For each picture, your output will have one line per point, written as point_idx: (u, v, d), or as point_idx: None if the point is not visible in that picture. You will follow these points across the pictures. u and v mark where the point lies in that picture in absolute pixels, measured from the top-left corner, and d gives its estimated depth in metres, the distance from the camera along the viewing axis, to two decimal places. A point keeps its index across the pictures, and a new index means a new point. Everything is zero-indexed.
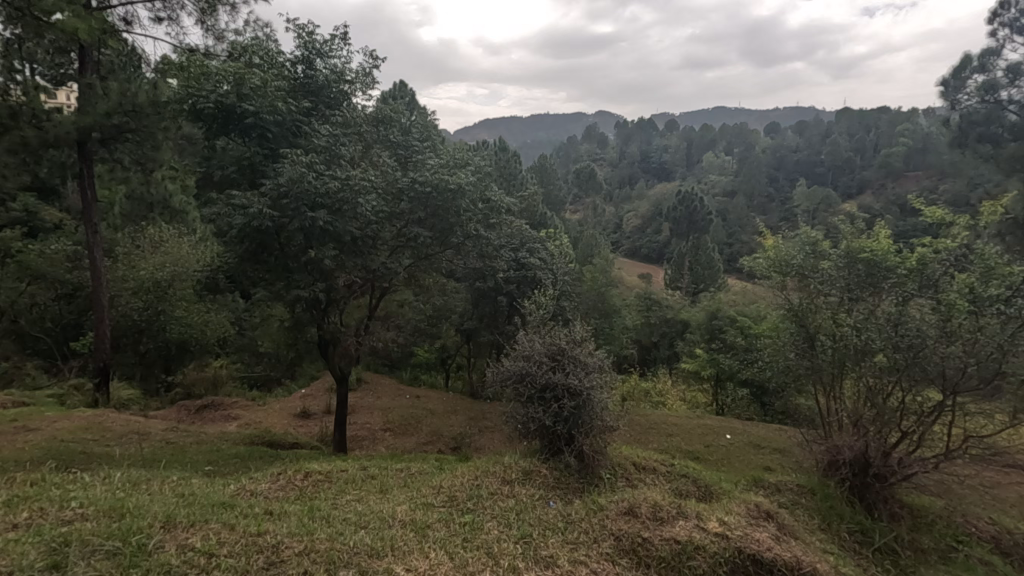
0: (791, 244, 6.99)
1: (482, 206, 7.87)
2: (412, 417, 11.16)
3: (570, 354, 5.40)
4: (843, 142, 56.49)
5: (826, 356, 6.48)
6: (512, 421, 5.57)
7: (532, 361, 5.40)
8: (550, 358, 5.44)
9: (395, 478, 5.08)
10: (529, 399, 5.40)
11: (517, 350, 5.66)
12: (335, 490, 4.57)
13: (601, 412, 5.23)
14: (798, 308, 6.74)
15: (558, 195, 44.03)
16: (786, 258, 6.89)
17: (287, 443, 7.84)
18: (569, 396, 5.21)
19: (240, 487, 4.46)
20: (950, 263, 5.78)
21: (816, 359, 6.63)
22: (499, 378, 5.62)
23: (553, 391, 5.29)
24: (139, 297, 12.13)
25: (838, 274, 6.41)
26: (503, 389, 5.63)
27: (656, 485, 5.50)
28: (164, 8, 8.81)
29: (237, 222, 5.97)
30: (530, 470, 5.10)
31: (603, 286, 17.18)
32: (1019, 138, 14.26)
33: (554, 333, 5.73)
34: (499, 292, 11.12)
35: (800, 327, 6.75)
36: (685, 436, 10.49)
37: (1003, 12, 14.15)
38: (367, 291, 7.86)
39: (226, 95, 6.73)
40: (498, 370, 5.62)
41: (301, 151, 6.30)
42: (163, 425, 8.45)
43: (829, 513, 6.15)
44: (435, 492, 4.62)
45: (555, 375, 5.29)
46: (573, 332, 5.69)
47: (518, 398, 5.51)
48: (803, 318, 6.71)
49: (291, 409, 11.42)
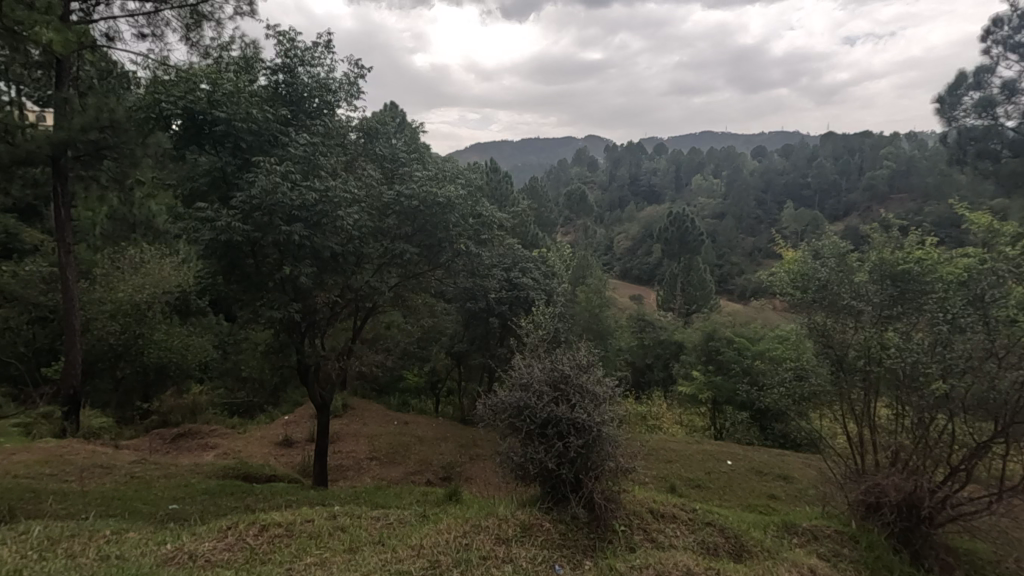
0: (808, 258, 6.62)
1: (472, 222, 7.58)
2: (400, 444, 10.72)
3: (575, 383, 4.96)
4: (830, 165, 57.23)
5: (853, 380, 6.19)
6: (508, 462, 5.06)
7: (531, 392, 4.94)
8: (551, 388, 4.97)
9: (372, 531, 4.57)
10: (528, 436, 4.92)
11: (514, 379, 5.20)
12: (294, 549, 4.09)
13: (613, 452, 4.81)
14: (827, 328, 6.26)
15: (549, 217, 43.89)
16: (810, 273, 6.43)
17: (264, 476, 7.30)
18: (575, 432, 4.76)
19: (177, 547, 3.95)
20: (998, 274, 5.34)
21: (844, 382, 6.28)
22: (493, 411, 5.14)
23: (557, 428, 4.82)
24: (116, 321, 11.59)
25: (866, 289, 5.99)
26: (497, 422, 5.15)
27: (680, 539, 5.06)
28: (148, 25, 8.59)
29: (204, 237, 5.60)
30: (531, 525, 4.68)
31: (597, 307, 16.83)
32: (1019, 155, 13.96)
33: (555, 358, 5.25)
34: (491, 313, 10.80)
35: (822, 348, 6.36)
36: (686, 463, 10.14)
37: (996, 30, 13.21)
38: (351, 312, 7.52)
39: (195, 101, 6.38)
40: (494, 401, 5.12)
41: (275, 159, 5.91)
42: (130, 457, 7.90)
43: (877, 567, 5.60)
44: (414, 555, 4.12)
45: (559, 408, 4.82)
46: (576, 356, 5.25)
47: (514, 434, 5.03)
48: (833, 340, 6.26)
49: (272, 436, 10.91)
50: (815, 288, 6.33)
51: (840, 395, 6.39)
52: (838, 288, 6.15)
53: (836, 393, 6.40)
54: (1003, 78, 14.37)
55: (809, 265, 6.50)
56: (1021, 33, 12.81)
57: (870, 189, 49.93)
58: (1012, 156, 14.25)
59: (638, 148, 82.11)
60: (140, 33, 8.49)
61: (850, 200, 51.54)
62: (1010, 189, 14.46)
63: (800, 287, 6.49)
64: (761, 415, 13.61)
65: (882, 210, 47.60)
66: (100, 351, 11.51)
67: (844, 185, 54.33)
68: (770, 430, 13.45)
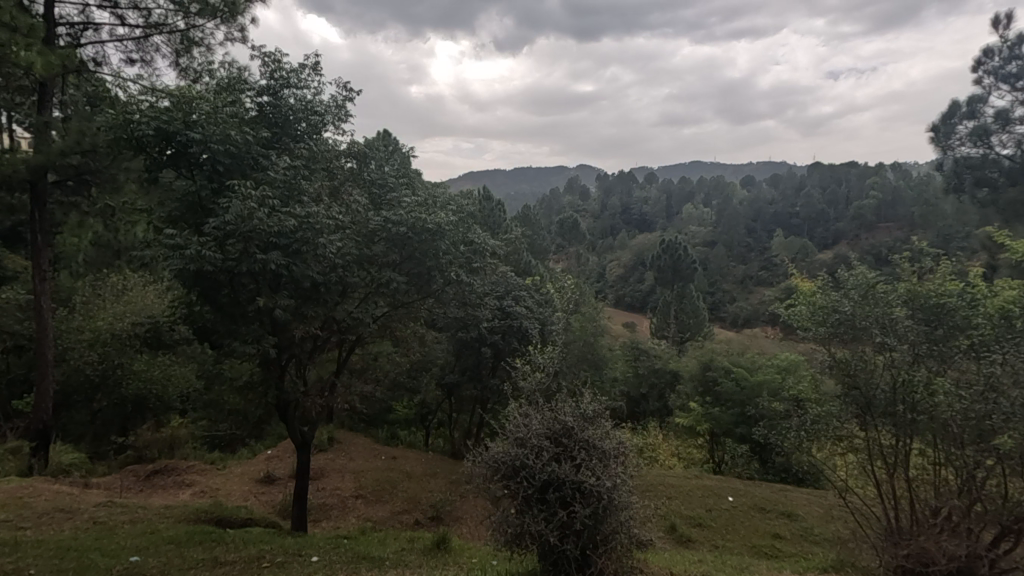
0: (829, 287, 5.92)
1: (464, 250, 7.33)
2: (387, 481, 10.26)
3: (579, 437, 4.62)
4: (819, 195, 58.04)
5: (882, 424, 5.51)
6: (501, 531, 4.63)
7: (528, 449, 4.58)
8: (552, 443, 4.63)
9: None
10: (524, 500, 4.54)
11: (510, 433, 4.82)
12: None
13: (618, 515, 4.47)
14: (851, 367, 5.58)
15: (542, 245, 43.86)
16: (830, 304, 5.76)
17: (238, 520, 6.83)
18: (580, 497, 4.42)
19: None
20: None
21: (872, 427, 5.62)
22: (484, 468, 4.75)
23: (560, 492, 4.47)
24: (94, 350, 11.22)
25: (904, 325, 5.29)
26: (488, 482, 4.77)
27: None
28: (137, 50, 8.48)
29: (174, 266, 5.29)
30: None
31: (592, 336, 16.49)
32: (1018, 183, 13.57)
33: (557, 408, 4.91)
34: (484, 343, 10.58)
35: (844, 389, 5.68)
36: (686, 499, 9.78)
37: (987, 60, 13.31)
38: (335, 344, 7.22)
39: (169, 121, 5.99)
40: (486, 457, 4.76)
41: (252, 184, 5.63)
42: (98, 498, 7.41)
43: None
44: None
45: (561, 467, 4.48)
46: (580, 406, 4.89)
47: (508, 498, 4.66)
48: (858, 380, 5.58)
49: (253, 473, 10.42)
50: (834, 322, 5.66)
51: (868, 441, 5.78)
52: (869, 323, 5.44)
53: (860, 437, 5.81)
54: (997, 107, 14.13)
55: (831, 296, 5.79)
56: (1011, 64, 12.92)
57: (857, 218, 50.66)
58: (1010, 185, 13.77)
59: (629, 176, 83.01)
60: (129, 58, 8.41)
61: (839, 229, 52.03)
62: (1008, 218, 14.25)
63: (822, 317, 5.77)
64: (762, 447, 13.30)
65: (871, 239, 48.06)
66: (77, 382, 11.13)
67: (832, 214, 55.03)
68: (771, 463, 13.13)
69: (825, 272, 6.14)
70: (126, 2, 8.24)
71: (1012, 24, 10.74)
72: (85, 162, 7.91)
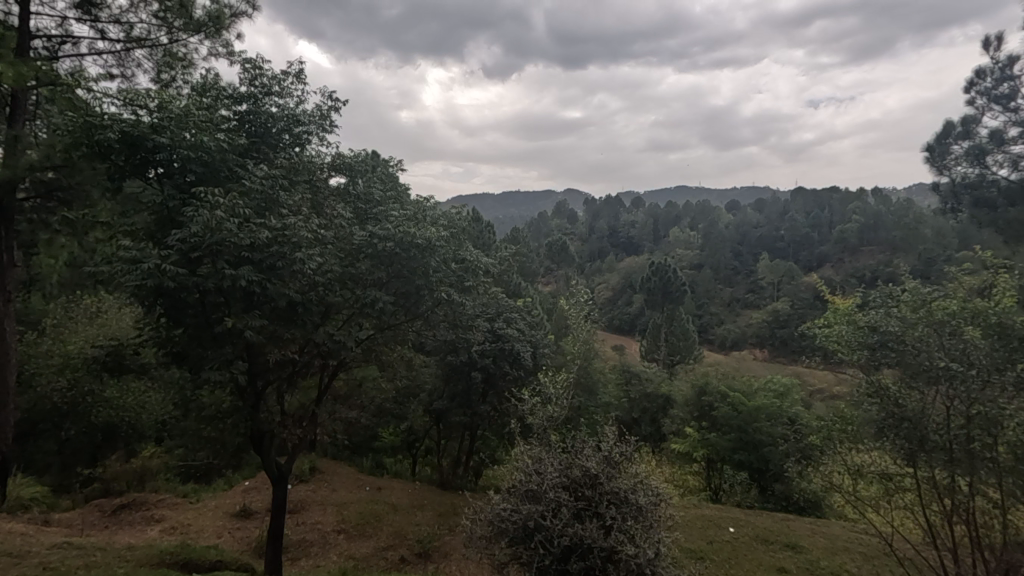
0: (875, 307, 5.58)
1: (456, 268, 7.03)
2: (372, 513, 9.72)
3: (606, 486, 4.48)
4: (804, 219, 58.77)
5: (934, 462, 5.00)
6: None
7: (544, 505, 4.43)
8: (568, 493, 4.51)
9: None
10: (541, 569, 4.32)
11: (522, 484, 4.69)
12: None
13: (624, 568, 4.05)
14: (897, 394, 5.11)
15: (531, 268, 43.63)
16: (875, 323, 5.36)
17: (205, 564, 6.26)
18: (610, 566, 4.20)
19: None
20: None
21: (921, 465, 5.13)
22: (489, 526, 4.63)
23: (585, 561, 4.23)
24: (64, 376, 10.64)
25: (975, 349, 4.79)
26: (495, 541, 4.65)
27: None
28: (116, 65, 8.15)
29: (130, 282, 4.83)
30: None
31: (583, 359, 16.12)
32: (1017, 202, 12.76)
33: (572, 455, 4.77)
34: (474, 367, 10.21)
35: (892, 422, 5.14)
36: (686, 530, 9.40)
37: (980, 81, 13.43)
38: (316, 368, 6.82)
39: (135, 126, 5.62)
40: (498, 514, 4.57)
41: (224, 192, 5.29)
42: (54, 539, 6.80)
43: None
44: None
45: (584, 526, 4.30)
46: (603, 450, 4.75)
47: (517, 560, 4.52)
48: (907, 410, 5.08)
49: (229, 506, 9.82)
50: (877, 342, 5.28)
51: (918, 477, 5.25)
52: (921, 344, 5.00)
53: (909, 475, 5.35)
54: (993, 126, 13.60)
55: (876, 315, 5.41)
56: (1003, 85, 13.02)
57: (840, 241, 51.15)
58: (1009, 205, 12.95)
59: (617, 200, 83.61)
60: (109, 73, 8.09)
61: (823, 252, 52.58)
62: (1010, 240, 13.04)
63: (863, 338, 5.37)
64: (760, 474, 12.99)
65: (856, 262, 48.46)
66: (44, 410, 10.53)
67: (817, 237, 55.61)
68: (771, 491, 12.81)
69: (869, 291, 5.92)
70: (107, 15, 7.96)
71: (1002, 45, 10.76)
72: (56, 178, 7.48)
